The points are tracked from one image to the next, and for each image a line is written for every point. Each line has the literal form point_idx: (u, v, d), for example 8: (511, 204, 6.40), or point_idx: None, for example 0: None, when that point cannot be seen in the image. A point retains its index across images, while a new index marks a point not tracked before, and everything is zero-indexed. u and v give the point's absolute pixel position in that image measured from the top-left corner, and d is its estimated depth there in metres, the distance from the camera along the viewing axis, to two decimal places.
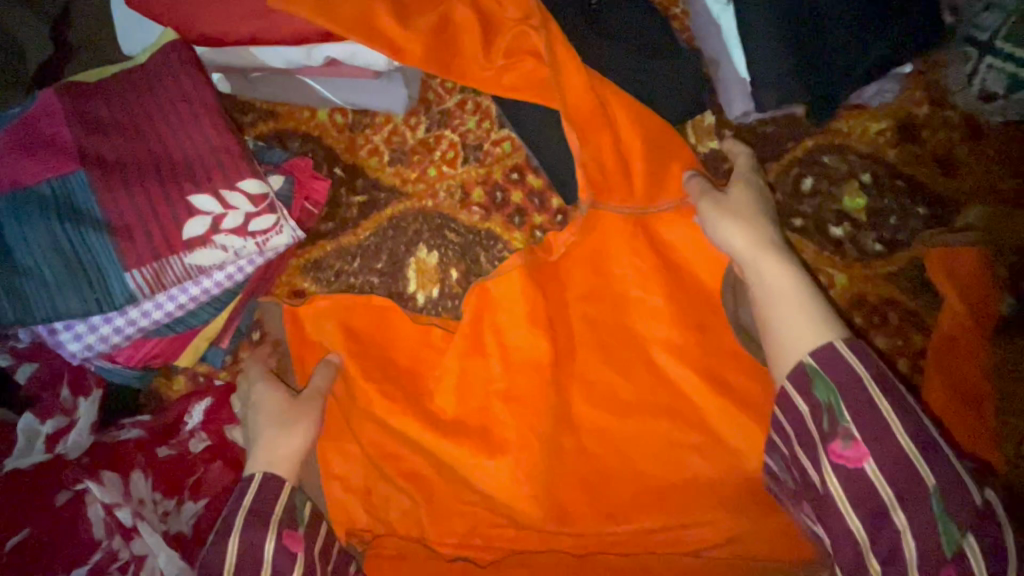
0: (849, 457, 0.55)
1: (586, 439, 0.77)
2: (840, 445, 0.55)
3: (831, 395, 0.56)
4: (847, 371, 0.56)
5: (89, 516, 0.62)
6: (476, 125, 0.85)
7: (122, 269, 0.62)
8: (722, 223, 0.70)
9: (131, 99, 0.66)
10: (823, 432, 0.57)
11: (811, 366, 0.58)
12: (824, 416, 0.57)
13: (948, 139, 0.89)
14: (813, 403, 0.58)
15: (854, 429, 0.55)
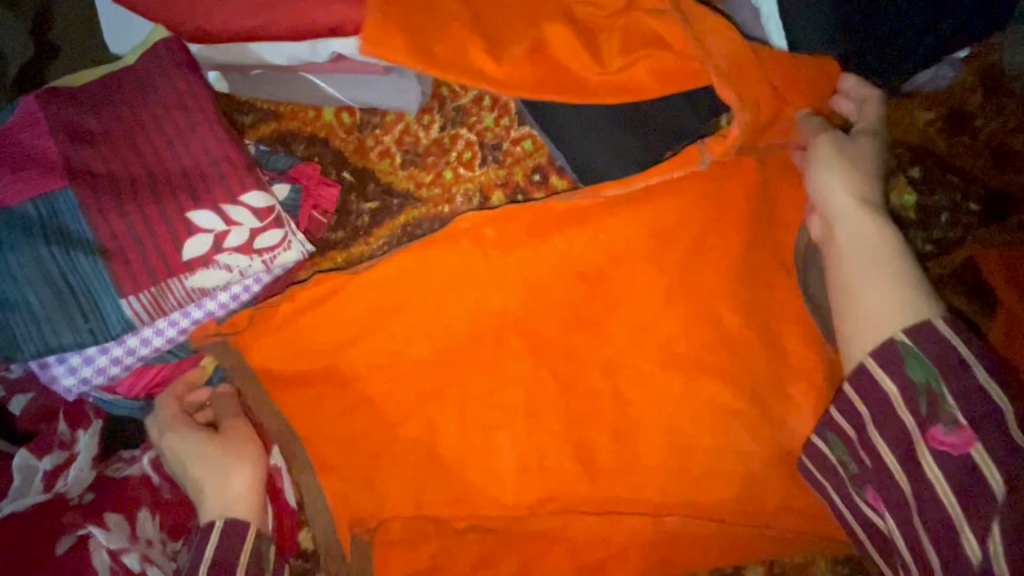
0: (955, 446, 0.54)
1: (618, 458, 0.74)
2: (941, 431, 0.55)
3: (932, 380, 0.56)
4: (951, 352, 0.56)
5: (94, 564, 0.58)
6: (495, 122, 0.79)
7: (117, 296, 0.56)
8: (831, 176, 0.68)
9: (121, 106, 0.60)
10: (919, 418, 0.57)
11: (906, 347, 0.58)
12: (922, 401, 0.57)
13: (1005, 128, 0.81)
14: (904, 386, 0.58)
15: (960, 418, 0.54)
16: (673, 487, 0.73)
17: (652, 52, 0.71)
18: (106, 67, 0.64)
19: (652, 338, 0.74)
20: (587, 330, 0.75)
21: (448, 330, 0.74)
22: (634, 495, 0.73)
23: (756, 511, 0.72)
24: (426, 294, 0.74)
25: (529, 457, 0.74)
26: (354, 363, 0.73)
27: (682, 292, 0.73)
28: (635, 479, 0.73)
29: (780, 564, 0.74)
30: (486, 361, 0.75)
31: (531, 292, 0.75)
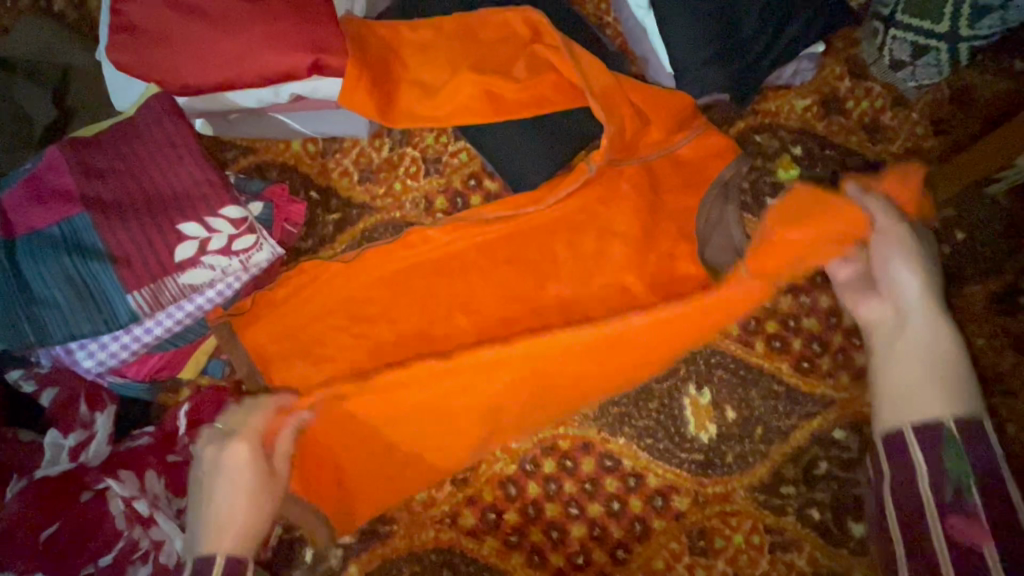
0: (971, 536, 0.54)
1: (558, 412, 0.85)
2: (961, 522, 0.55)
3: (962, 465, 0.58)
4: (989, 456, 0.58)
5: (111, 511, 0.70)
6: (435, 140, 0.94)
7: (124, 293, 0.71)
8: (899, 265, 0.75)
9: (124, 147, 0.76)
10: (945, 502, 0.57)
11: (952, 431, 0.60)
12: (948, 489, 0.58)
13: (874, 108, 0.96)
14: (937, 465, 0.59)
15: (979, 509, 0.55)
16: (602, 430, 0.85)
17: (552, 72, 0.87)
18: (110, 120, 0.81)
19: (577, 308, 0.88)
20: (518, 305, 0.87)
21: (397, 310, 0.86)
22: (570, 440, 0.84)
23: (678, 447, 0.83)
24: (383, 284, 0.87)
25: (472, 420, 0.81)
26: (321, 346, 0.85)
27: (592, 258, 0.87)
28: (570, 428, 0.85)
29: (703, 495, 0.83)
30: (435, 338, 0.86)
31: (469, 275, 0.88)
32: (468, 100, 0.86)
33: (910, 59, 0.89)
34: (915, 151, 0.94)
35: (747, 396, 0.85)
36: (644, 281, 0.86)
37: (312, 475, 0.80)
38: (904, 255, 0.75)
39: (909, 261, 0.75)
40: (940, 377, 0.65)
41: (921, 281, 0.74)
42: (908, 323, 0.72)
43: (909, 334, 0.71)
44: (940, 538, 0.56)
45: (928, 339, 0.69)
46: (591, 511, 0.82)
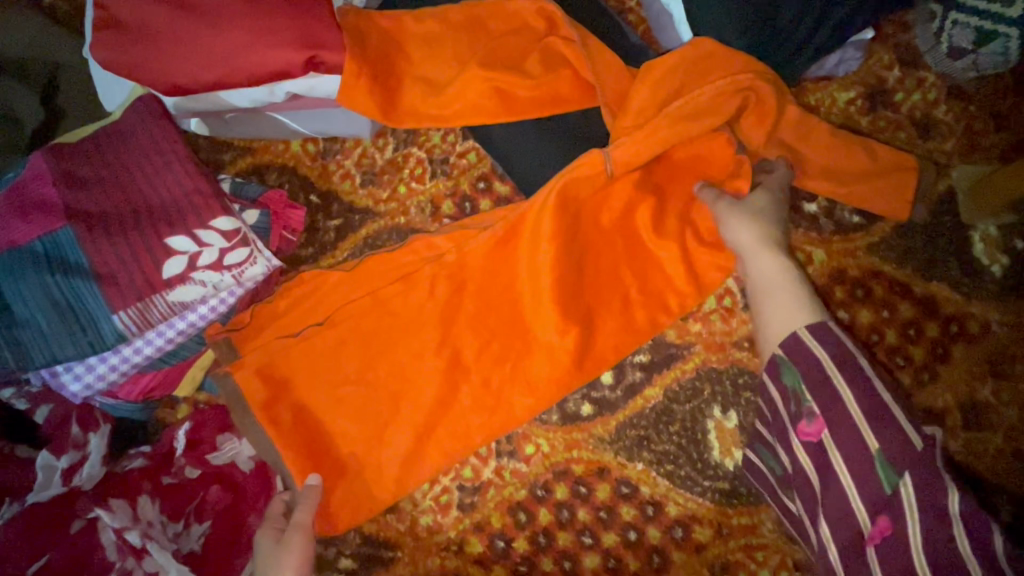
0: (810, 434, 0.57)
1: (571, 434, 0.80)
2: (804, 424, 0.58)
3: (797, 382, 0.59)
4: (812, 360, 0.58)
5: (102, 541, 0.68)
6: (442, 139, 0.88)
7: (111, 313, 0.68)
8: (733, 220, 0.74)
9: (110, 156, 0.72)
10: (791, 416, 0.60)
11: (781, 356, 0.61)
12: (790, 400, 0.60)
13: (926, 101, 0.86)
14: (782, 390, 0.61)
15: (816, 408, 0.57)
16: (619, 454, 0.79)
17: (568, 67, 0.81)
18: (96, 124, 0.77)
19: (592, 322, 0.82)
20: (511, 326, 0.78)
21: (389, 320, 0.79)
22: (584, 465, 0.79)
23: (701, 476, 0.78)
24: (368, 299, 0.79)
25: (471, 442, 0.77)
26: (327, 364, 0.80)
27: (610, 262, 0.78)
28: (584, 451, 0.80)
29: (727, 527, 0.77)
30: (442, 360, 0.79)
31: (465, 292, 0.79)
32: (476, 98, 0.80)
33: (972, 47, 0.80)
34: (972, 150, 0.85)
35: None
36: (674, 295, 0.79)
37: (291, 457, 0.75)
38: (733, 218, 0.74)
39: (738, 221, 0.73)
40: (776, 305, 0.66)
41: (754, 232, 0.72)
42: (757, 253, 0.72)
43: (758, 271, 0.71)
44: (835, 454, 0.55)
45: (769, 277, 0.69)
46: (606, 540, 0.77)
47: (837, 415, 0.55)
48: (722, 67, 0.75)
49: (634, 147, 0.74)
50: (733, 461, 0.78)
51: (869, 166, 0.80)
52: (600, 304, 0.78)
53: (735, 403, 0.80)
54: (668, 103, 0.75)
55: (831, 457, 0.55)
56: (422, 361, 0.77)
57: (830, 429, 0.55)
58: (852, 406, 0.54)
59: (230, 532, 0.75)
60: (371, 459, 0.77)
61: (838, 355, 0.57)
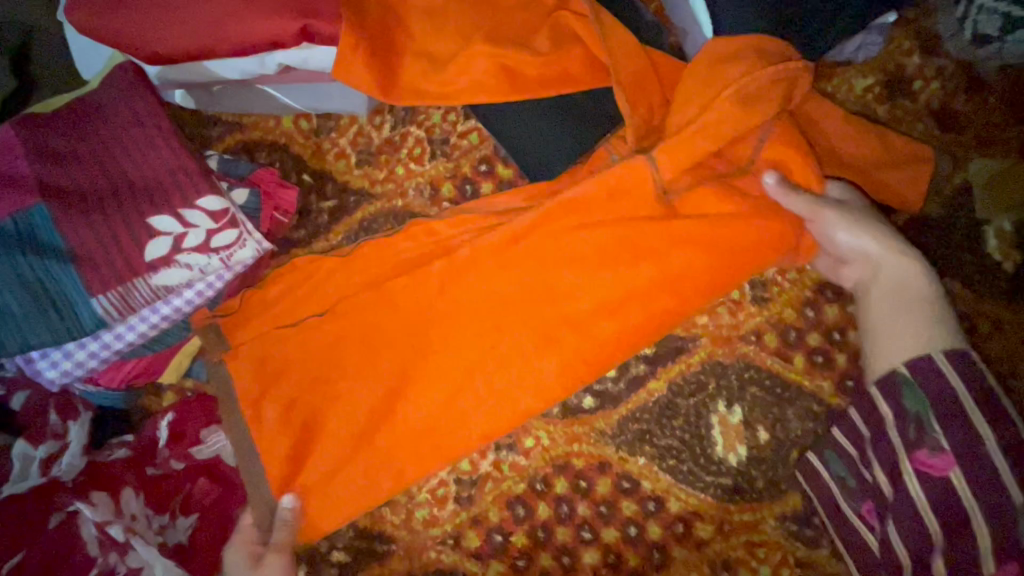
0: (935, 465, 0.59)
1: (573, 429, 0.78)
2: (925, 454, 0.60)
3: (921, 406, 0.61)
4: (946, 389, 0.60)
5: (83, 534, 0.65)
6: (442, 119, 0.84)
7: (89, 297, 0.64)
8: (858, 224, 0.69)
9: (88, 130, 0.68)
10: (907, 442, 0.62)
11: (904, 375, 0.63)
12: (910, 425, 0.62)
13: (945, 90, 0.83)
14: (899, 411, 0.63)
15: (944, 442, 0.59)
16: (621, 448, 0.77)
17: (578, 45, 0.77)
18: (72, 93, 0.72)
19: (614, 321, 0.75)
20: (518, 318, 0.73)
21: (388, 309, 0.74)
22: (585, 459, 0.77)
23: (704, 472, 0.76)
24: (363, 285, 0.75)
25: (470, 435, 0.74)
26: None
27: (631, 254, 0.71)
28: (585, 444, 0.77)
29: (729, 523, 0.75)
30: None
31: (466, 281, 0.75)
32: (480, 76, 0.76)
33: (997, 33, 0.79)
34: (990, 141, 0.82)
35: (782, 417, 0.77)
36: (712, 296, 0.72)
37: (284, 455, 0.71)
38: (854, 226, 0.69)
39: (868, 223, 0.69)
40: (891, 335, 0.66)
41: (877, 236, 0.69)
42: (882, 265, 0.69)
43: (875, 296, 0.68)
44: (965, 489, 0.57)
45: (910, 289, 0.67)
46: (606, 536, 0.76)
47: (976, 455, 0.57)
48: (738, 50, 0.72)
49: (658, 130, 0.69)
50: (736, 457, 0.77)
51: (887, 154, 0.77)
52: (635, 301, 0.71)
53: (739, 397, 0.78)
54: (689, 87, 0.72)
55: (961, 492, 0.58)
56: (428, 355, 0.73)
57: (962, 466, 0.58)
58: (994, 449, 0.57)
59: (217, 529, 0.71)
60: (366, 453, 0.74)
61: (975, 391, 0.59)
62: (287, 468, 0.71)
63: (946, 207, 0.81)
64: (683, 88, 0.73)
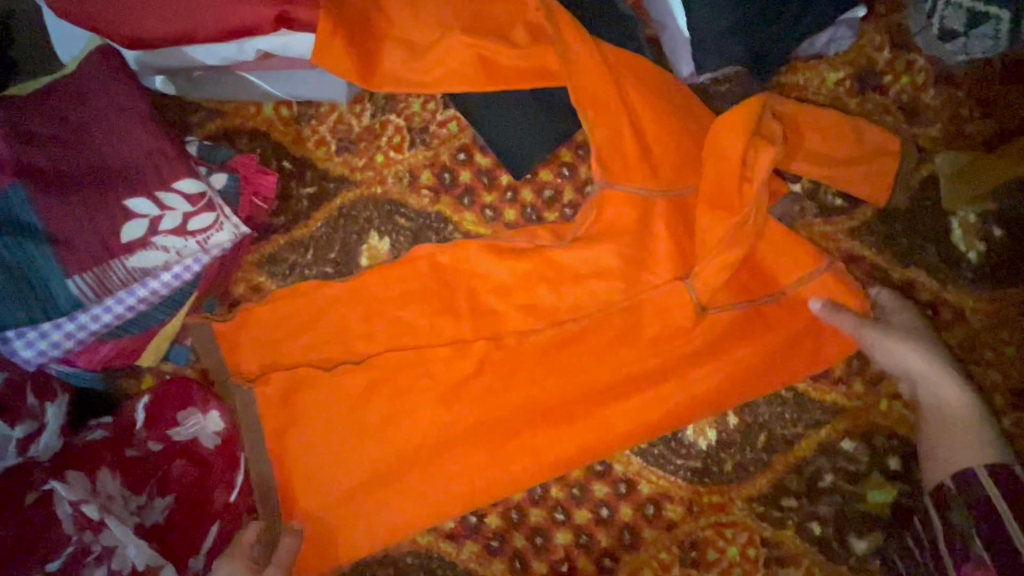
0: None
1: None
2: (974, 571, 0.60)
3: (969, 524, 0.63)
4: (986, 502, 0.62)
5: (59, 514, 0.66)
6: (422, 107, 0.85)
7: (65, 277, 0.65)
8: (891, 346, 0.73)
9: (65, 112, 0.68)
10: (957, 560, 0.62)
11: (954, 492, 0.65)
12: (957, 545, 0.63)
13: (914, 85, 0.85)
14: (950, 527, 0.64)
15: (988, 558, 0.60)
16: None
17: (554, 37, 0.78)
18: (51, 77, 0.72)
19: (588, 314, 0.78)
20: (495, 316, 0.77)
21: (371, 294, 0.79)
22: None
23: (675, 455, 0.78)
24: None
25: (442, 420, 0.76)
26: (300, 336, 0.78)
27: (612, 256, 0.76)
28: None
29: (698, 505, 0.77)
30: (417, 335, 0.78)
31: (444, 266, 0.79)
32: (458, 65, 0.77)
33: (963, 29, 0.80)
34: (957, 135, 0.84)
35: (751, 402, 0.79)
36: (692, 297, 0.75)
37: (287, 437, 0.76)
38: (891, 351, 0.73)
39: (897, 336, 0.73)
40: (961, 436, 0.68)
41: (916, 354, 0.72)
42: (931, 396, 0.72)
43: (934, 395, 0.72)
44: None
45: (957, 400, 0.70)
46: (578, 517, 0.77)
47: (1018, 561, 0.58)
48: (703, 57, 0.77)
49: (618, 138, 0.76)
50: (706, 441, 0.78)
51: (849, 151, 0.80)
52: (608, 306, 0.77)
53: None
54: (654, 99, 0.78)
55: None
56: (411, 340, 0.78)
57: None
58: None
59: (195, 509, 0.73)
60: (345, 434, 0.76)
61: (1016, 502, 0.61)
62: (273, 441, 0.76)
63: (912, 199, 0.83)
64: (645, 91, 0.78)
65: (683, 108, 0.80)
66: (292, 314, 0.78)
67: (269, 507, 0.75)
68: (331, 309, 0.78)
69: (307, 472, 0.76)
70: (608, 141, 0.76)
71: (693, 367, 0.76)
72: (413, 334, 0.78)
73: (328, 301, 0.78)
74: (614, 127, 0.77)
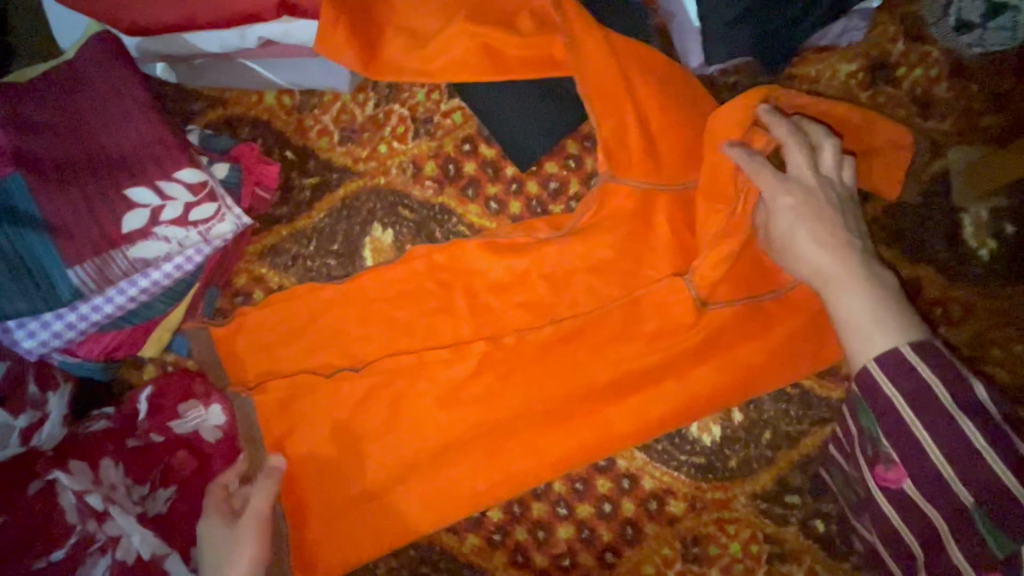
0: (891, 480, 0.60)
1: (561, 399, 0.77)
2: (881, 468, 0.61)
3: (872, 427, 0.61)
4: (884, 400, 0.59)
5: (62, 503, 0.66)
6: (426, 97, 0.83)
7: (65, 267, 0.64)
8: (790, 241, 0.68)
9: (65, 100, 0.67)
10: (868, 458, 0.63)
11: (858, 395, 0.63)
12: (868, 444, 0.63)
13: (927, 77, 0.83)
14: (858, 429, 0.64)
15: (894, 455, 0.59)
16: None
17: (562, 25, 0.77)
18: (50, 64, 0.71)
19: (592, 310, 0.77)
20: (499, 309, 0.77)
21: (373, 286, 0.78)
22: None
23: (678, 452, 0.78)
24: None
25: (444, 413, 0.76)
26: (303, 327, 0.78)
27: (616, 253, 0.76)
28: None
29: (701, 500, 0.77)
30: (419, 328, 0.78)
31: (446, 258, 0.78)
32: (462, 53, 0.76)
33: (980, 20, 0.79)
34: (969, 129, 0.83)
35: (757, 399, 0.78)
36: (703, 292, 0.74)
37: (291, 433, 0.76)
38: (791, 251, 0.68)
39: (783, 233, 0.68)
40: (865, 325, 0.62)
41: (812, 243, 0.66)
42: (840, 282, 0.64)
43: (838, 289, 0.64)
44: (923, 502, 0.58)
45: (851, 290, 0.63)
46: (581, 511, 0.77)
47: (922, 464, 0.57)
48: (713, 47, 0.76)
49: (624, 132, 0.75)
50: (711, 437, 0.78)
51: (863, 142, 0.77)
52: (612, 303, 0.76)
53: None
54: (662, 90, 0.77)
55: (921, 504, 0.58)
56: (414, 332, 0.77)
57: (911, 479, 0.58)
58: (938, 458, 0.56)
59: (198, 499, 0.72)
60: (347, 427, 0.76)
61: (915, 395, 0.58)
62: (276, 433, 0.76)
63: (922, 195, 0.82)
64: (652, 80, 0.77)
65: (690, 100, 0.78)
66: (294, 305, 0.78)
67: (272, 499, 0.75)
68: (333, 301, 0.78)
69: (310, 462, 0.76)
70: (614, 134, 0.75)
71: (697, 364, 0.76)
72: (416, 326, 0.78)
73: (330, 293, 0.78)
74: (620, 119, 0.75)
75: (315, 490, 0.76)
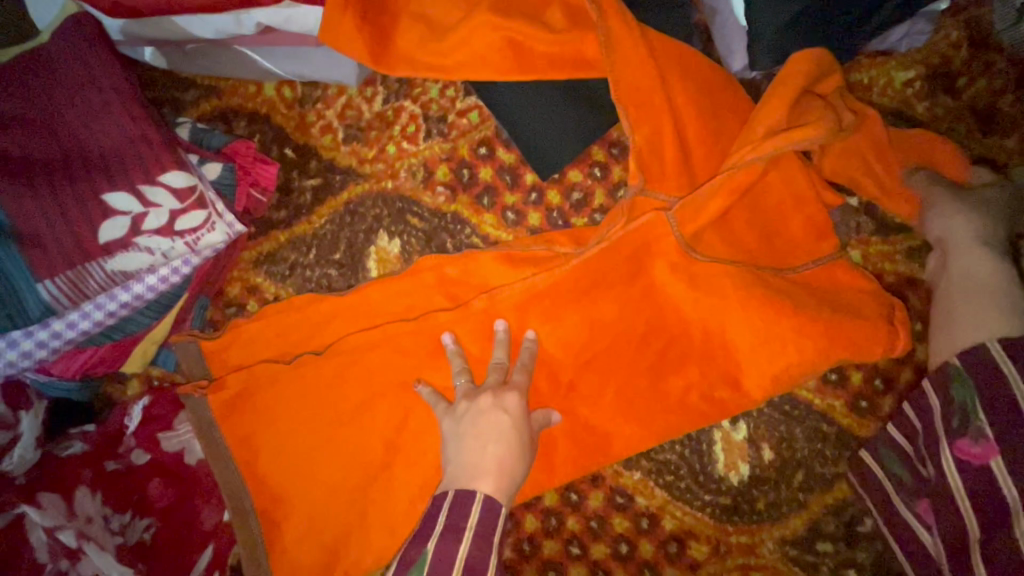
0: (976, 456, 0.55)
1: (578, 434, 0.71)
2: (966, 442, 0.56)
3: (967, 395, 0.57)
4: (993, 370, 0.56)
5: (31, 542, 0.58)
6: (440, 94, 0.76)
7: (34, 281, 0.57)
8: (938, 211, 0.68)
9: (37, 92, 0.60)
10: (951, 431, 0.58)
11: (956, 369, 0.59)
12: (955, 416, 0.58)
13: (994, 88, 0.75)
14: (946, 402, 0.59)
15: (988, 428, 0.54)
16: (617, 462, 0.72)
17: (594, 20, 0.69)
18: (19, 48, 0.63)
19: (615, 333, 0.71)
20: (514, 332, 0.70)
21: (376, 303, 0.71)
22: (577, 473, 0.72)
23: (702, 491, 0.72)
24: None
25: None
26: (299, 344, 0.71)
27: (630, 271, 0.70)
28: None
29: (726, 544, 0.71)
30: (424, 351, 0.70)
31: (455, 276, 0.72)
32: (482, 48, 0.68)
33: None
34: None
35: (789, 436, 0.72)
36: (732, 326, 0.69)
37: (285, 459, 0.70)
38: (950, 205, 0.68)
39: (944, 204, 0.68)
40: (987, 297, 0.62)
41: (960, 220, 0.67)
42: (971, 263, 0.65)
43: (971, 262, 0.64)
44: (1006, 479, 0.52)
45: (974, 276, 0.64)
46: (595, 552, 0.72)
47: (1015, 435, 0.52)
48: (761, 49, 0.68)
49: (658, 139, 0.68)
50: (739, 476, 0.72)
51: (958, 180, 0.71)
52: (632, 331, 0.70)
53: (745, 414, 0.73)
54: (700, 95, 0.70)
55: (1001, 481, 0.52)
56: (420, 356, 0.70)
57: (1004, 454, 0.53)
58: None
59: (180, 529, 0.68)
60: (344, 453, 0.70)
61: None
62: (267, 460, 0.70)
63: None
64: (689, 86, 0.70)
65: (731, 108, 0.72)
66: (290, 320, 0.71)
67: (263, 530, 0.70)
68: (331, 317, 0.71)
69: (304, 492, 0.70)
70: (649, 142, 0.68)
71: (722, 397, 0.70)
72: (422, 349, 0.70)
73: (330, 308, 0.71)
74: (656, 127, 0.68)
75: (306, 522, 0.70)
